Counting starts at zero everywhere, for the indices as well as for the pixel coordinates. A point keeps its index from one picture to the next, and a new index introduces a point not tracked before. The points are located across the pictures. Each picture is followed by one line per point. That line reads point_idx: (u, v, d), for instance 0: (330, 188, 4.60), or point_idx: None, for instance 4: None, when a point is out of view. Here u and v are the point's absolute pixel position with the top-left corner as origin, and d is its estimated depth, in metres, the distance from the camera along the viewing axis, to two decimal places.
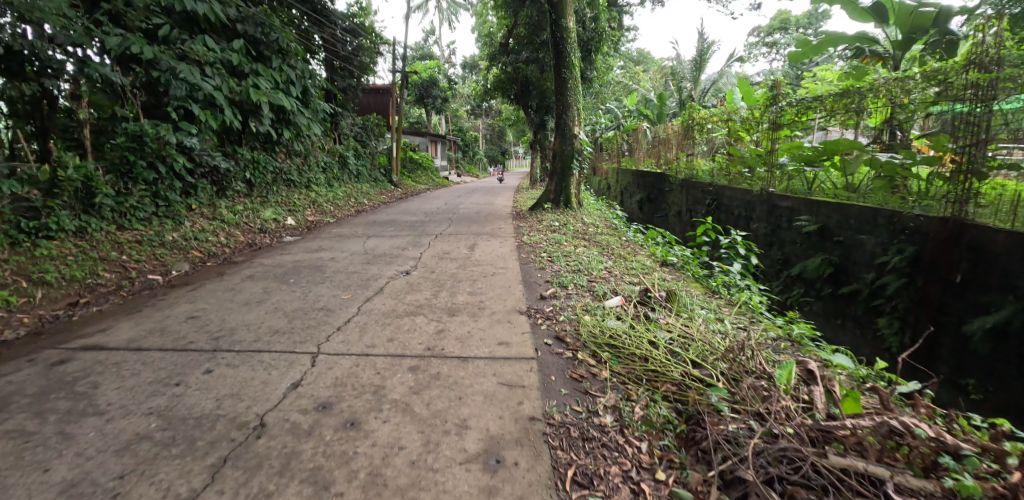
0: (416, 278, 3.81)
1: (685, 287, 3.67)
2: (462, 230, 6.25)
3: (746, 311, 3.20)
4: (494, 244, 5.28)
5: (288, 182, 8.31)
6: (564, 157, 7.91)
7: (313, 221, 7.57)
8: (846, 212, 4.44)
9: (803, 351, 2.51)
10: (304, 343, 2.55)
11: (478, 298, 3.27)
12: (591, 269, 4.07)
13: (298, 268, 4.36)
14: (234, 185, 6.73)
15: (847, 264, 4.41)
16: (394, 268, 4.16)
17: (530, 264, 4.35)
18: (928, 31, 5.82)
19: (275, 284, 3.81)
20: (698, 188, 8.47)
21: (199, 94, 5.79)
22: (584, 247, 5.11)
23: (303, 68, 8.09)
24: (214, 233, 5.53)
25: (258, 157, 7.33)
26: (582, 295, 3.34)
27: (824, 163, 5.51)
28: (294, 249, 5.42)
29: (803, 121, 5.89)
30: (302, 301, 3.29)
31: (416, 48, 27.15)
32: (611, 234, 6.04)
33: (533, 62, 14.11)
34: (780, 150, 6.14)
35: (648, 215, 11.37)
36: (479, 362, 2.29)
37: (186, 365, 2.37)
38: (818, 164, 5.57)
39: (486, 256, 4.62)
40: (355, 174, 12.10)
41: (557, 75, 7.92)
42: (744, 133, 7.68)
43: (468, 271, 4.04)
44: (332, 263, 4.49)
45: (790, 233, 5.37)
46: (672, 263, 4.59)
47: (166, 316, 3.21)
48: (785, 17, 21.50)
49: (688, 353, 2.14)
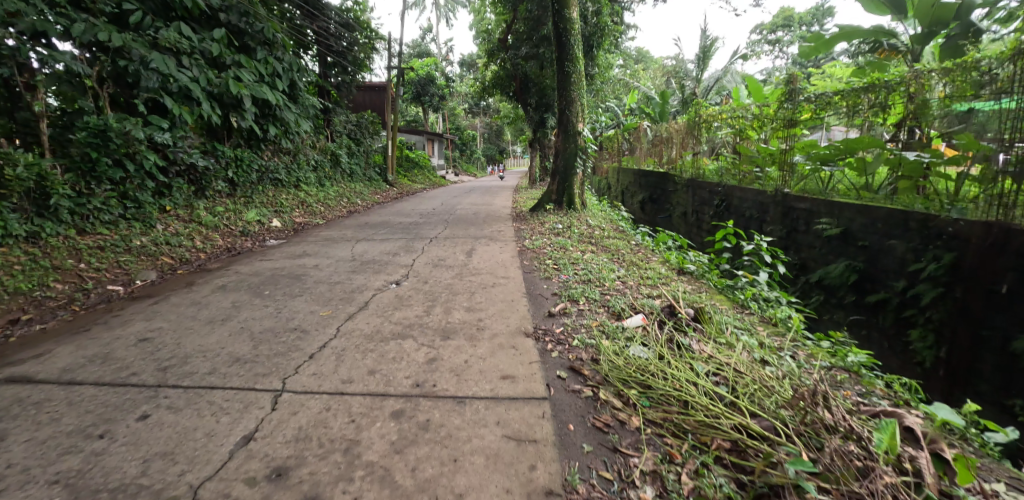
0: (407, 291, 3.37)
1: (712, 301, 3.25)
2: (459, 234, 5.79)
3: (785, 332, 2.79)
4: (494, 249, 4.84)
5: (275, 181, 7.86)
6: (568, 155, 7.47)
7: (301, 223, 7.13)
8: (872, 215, 3.96)
9: (866, 391, 2.13)
10: (266, 377, 2.11)
11: (476, 315, 2.83)
12: (603, 279, 3.64)
13: (276, 277, 3.91)
14: (216, 185, 6.28)
15: (871, 270, 3.95)
16: (383, 278, 3.71)
17: (534, 273, 3.91)
18: (949, 25, 5.43)
19: (247, 298, 3.36)
20: (705, 188, 8.05)
21: (174, 85, 5.33)
22: (592, 253, 4.69)
23: (292, 61, 7.58)
24: (189, 237, 5.10)
25: (241, 155, 6.86)
26: (597, 312, 2.91)
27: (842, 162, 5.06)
28: (276, 254, 4.97)
29: (812, 117, 5.48)
30: (273, 320, 2.85)
31: (413, 46, 26.63)
32: (620, 238, 5.62)
33: (533, 58, 13.65)
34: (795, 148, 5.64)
35: (651, 216, 10.94)
36: (479, 404, 1.86)
37: (121, 407, 1.93)
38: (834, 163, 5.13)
39: (484, 264, 4.17)
40: (348, 173, 11.64)
41: (560, 70, 7.48)
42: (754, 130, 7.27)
43: (466, 282, 3.60)
44: (314, 271, 4.04)
45: (808, 236, 4.91)
46: (690, 271, 4.17)
47: (115, 338, 2.77)
48: (790, 13, 20.81)
49: (741, 398, 1.74)
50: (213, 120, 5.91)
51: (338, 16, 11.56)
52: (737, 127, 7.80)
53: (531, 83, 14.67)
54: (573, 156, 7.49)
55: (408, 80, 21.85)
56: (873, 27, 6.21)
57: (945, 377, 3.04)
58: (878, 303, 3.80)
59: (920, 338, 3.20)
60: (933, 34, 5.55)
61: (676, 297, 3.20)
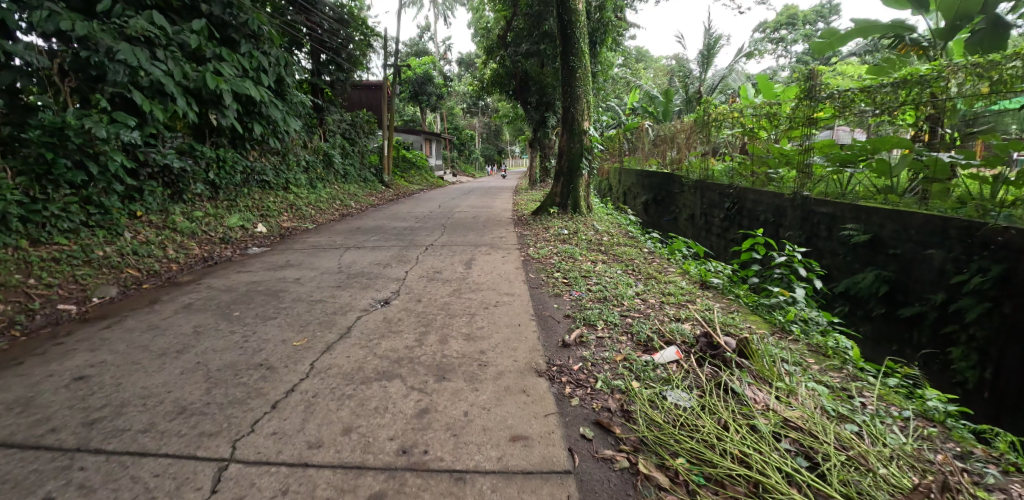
0: (397, 312, 2.92)
1: (749, 326, 2.81)
2: (458, 241, 5.34)
3: (841, 366, 2.36)
4: (496, 259, 4.39)
5: (262, 183, 7.41)
6: (573, 156, 7.05)
7: (289, 227, 6.69)
8: (905, 221, 3.53)
9: (969, 454, 1.72)
10: (212, 438, 1.69)
11: (476, 347, 2.38)
12: (622, 298, 3.19)
13: (250, 294, 3.46)
14: (195, 187, 5.84)
15: (903, 280, 3.53)
16: (371, 296, 3.25)
17: (542, 288, 3.46)
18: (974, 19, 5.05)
19: (213, 322, 2.91)
20: (714, 190, 7.64)
21: (144, 79, 4.86)
22: (603, 263, 4.25)
23: (278, 55, 7.07)
24: (161, 246, 4.69)
25: (221, 154, 6.42)
26: (619, 342, 2.47)
27: (862, 164, 4.62)
28: (254, 265, 4.51)
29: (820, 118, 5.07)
30: (234, 354, 2.40)
31: (411, 44, 26.13)
32: (631, 246, 5.18)
33: (534, 55, 13.20)
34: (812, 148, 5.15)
35: (655, 218, 10.53)
36: (482, 482, 1.44)
37: (22, 485, 1.51)
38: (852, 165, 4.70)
39: (485, 277, 3.72)
40: (341, 174, 11.20)
41: (564, 65, 7.05)
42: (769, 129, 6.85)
43: (465, 301, 3.14)
44: (295, 286, 3.58)
45: (829, 241, 4.48)
46: (716, 286, 3.73)
47: (47, 375, 2.32)
48: (794, 11, 20.18)
49: (835, 487, 1.33)
50: (191, 118, 5.45)
51: (331, 11, 11.10)
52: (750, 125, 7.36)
53: (530, 82, 14.52)
54: (579, 157, 7.07)
55: (406, 79, 21.41)
56: (892, 22, 5.86)
57: (989, 401, 2.78)
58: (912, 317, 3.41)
59: (962, 357, 2.92)
60: (957, 29, 5.18)
61: (709, 321, 2.76)
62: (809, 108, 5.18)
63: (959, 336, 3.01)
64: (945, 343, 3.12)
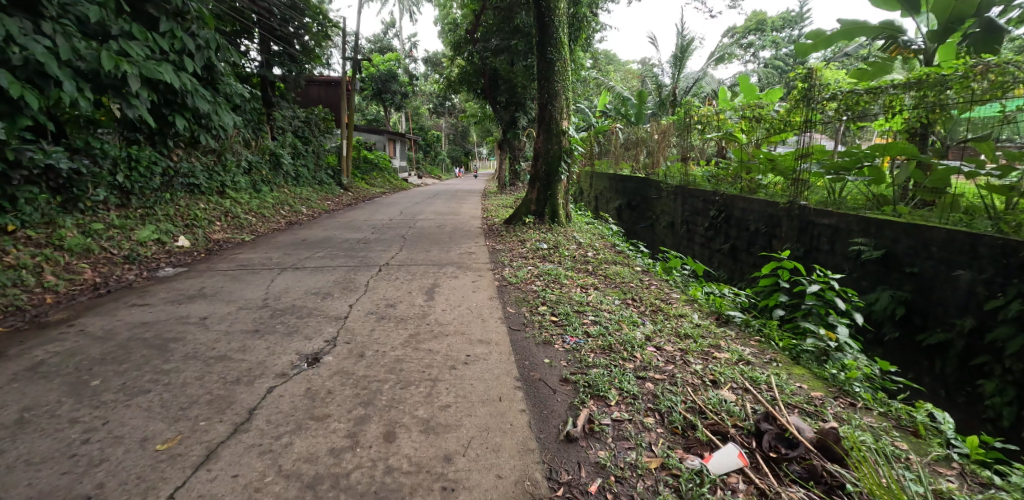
0: (325, 379, 2.07)
1: (805, 393, 2.14)
2: (418, 259, 4.49)
3: (947, 458, 1.77)
4: (463, 285, 3.58)
5: (191, 186, 6.33)
6: (551, 158, 6.32)
7: (220, 239, 5.63)
8: (924, 236, 3.04)
9: None
10: None
11: (435, 449, 1.58)
12: (632, 348, 2.43)
13: (131, 347, 2.52)
14: (95, 193, 4.79)
15: (924, 304, 3.03)
16: (293, 349, 2.39)
17: (521, 329, 2.69)
18: (970, 21, 4.54)
19: (54, 401, 1.99)
20: (696, 197, 7.06)
21: (15, 55, 3.70)
22: (596, 290, 3.51)
23: (209, 37, 5.68)
24: (35, 272, 3.64)
25: (132, 153, 5.36)
26: (645, 429, 1.73)
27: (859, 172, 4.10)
28: (157, 295, 3.52)
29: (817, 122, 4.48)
30: (54, 476, 1.52)
31: (376, 40, 24.86)
32: (621, 264, 4.47)
33: (504, 51, 12.23)
34: (807, 154, 4.53)
35: (631, 225, 9.93)
36: None
37: None
38: (848, 173, 4.17)
39: (450, 314, 2.90)
40: (292, 176, 10.08)
41: (541, 56, 6.31)
42: (754, 132, 6.37)
43: (421, 354, 2.32)
44: (198, 333, 2.67)
45: (832, 257, 3.91)
46: (737, 323, 3.07)
47: None
48: (762, 17, 19.92)
49: None
50: (84, 108, 4.26)
51: None
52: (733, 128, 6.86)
53: (500, 81, 13.73)
54: (558, 160, 6.35)
55: (369, 76, 20.25)
56: (883, 23, 5.37)
57: None
58: (936, 346, 2.89)
59: (995, 392, 2.49)
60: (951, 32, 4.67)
61: (757, 391, 2.07)
62: (809, 112, 4.53)
63: (995, 369, 2.52)
64: (978, 377, 2.62)
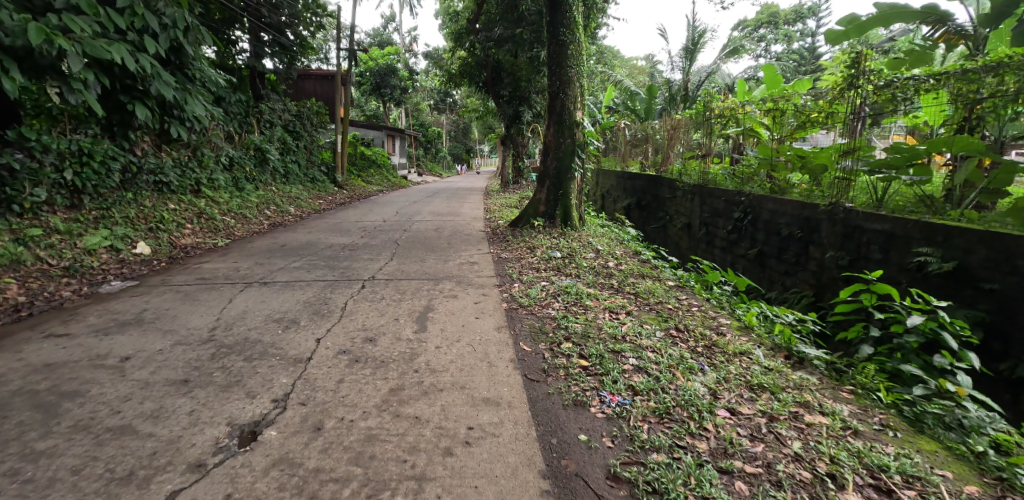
0: (259, 477, 1.39)
1: (963, 493, 1.52)
2: (409, 271, 3.82)
3: None
4: (462, 308, 2.90)
5: (158, 184, 5.66)
6: (563, 153, 5.64)
7: (187, 245, 4.92)
8: (1008, 247, 2.40)
9: None
10: None
11: None
12: (701, 416, 1.76)
13: (10, 408, 1.81)
14: (34, 193, 4.11)
15: (1009, 329, 2.39)
16: (226, 416, 1.70)
17: (535, 379, 2.01)
18: None
19: None
20: (713, 197, 6.40)
21: None
22: (631, 317, 2.80)
23: (177, 16, 4.85)
24: None
25: (85, 147, 4.70)
26: None
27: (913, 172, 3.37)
28: (86, 320, 2.81)
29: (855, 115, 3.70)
30: None
31: (376, 33, 24.20)
32: (651, 279, 3.78)
33: (508, 41, 11.41)
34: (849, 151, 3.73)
35: (642, 226, 9.23)
36: None
37: None
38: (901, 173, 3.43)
39: (446, 355, 2.20)
40: (279, 172, 9.37)
41: (553, 39, 5.61)
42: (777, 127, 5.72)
43: (404, 427, 1.64)
44: (107, 384, 1.97)
45: (884, 268, 3.20)
46: (816, 365, 2.43)
47: None
48: (774, 10, 19.14)
49: None
50: (12, 94, 3.54)
51: None
52: (750, 123, 6.18)
53: (503, 74, 13.09)
54: (570, 156, 5.66)
55: (368, 69, 19.53)
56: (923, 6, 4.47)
57: None
58: None
59: None
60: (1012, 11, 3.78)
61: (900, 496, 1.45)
62: (848, 103, 3.75)
63: None
64: None
